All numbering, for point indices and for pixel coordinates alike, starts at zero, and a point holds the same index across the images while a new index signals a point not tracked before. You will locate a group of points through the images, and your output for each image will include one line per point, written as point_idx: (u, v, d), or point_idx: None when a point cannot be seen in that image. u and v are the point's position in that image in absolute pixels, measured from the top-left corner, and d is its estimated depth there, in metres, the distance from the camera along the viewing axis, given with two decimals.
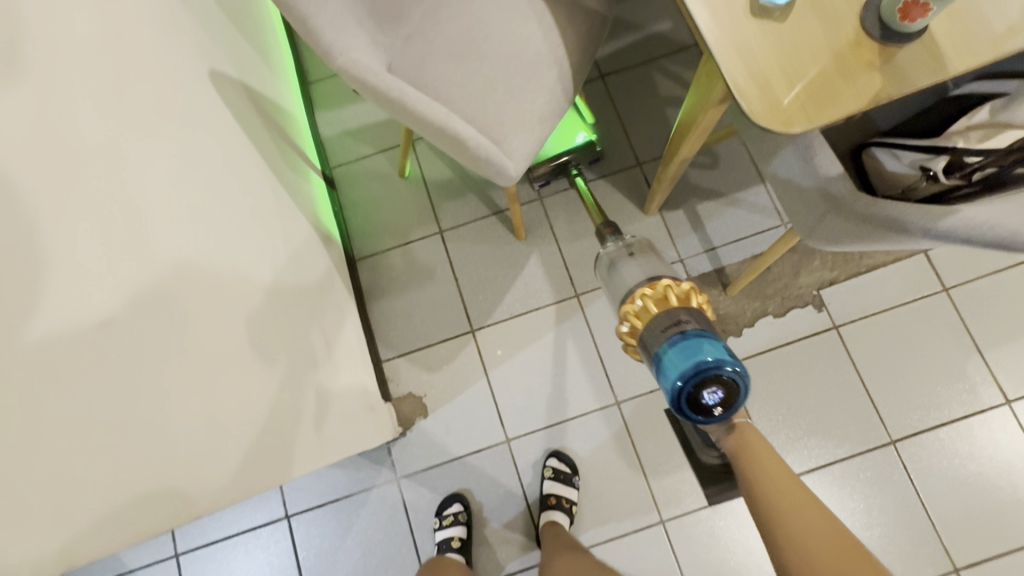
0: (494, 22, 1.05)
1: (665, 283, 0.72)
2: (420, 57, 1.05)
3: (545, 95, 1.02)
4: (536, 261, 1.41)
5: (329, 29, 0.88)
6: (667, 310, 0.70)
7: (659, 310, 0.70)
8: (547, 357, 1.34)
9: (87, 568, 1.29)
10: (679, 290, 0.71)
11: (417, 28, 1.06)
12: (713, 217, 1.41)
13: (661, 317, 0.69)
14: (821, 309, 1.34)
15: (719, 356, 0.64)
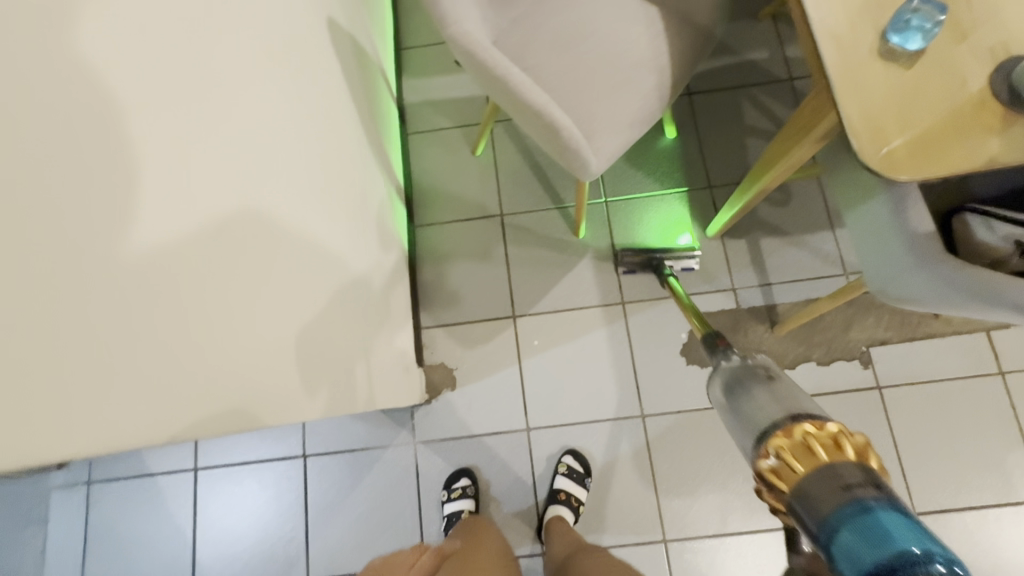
0: (604, 21, 1.06)
1: (808, 427, 0.56)
2: (524, 42, 1.06)
3: (640, 100, 1.03)
4: (588, 262, 1.41)
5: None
6: (827, 465, 0.51)
7: (813, 462, 0.52)
8: (582, 356, 1.36)
9: (115, 462, 1.37)
10: (821, 433, 0.54)
11: (528, 13, 1.08)
12: (774, 254, 1.39)
13: (821, 472, 0.50)
14: (867, 366, 1.31)
15: (924, 541, 0.43)
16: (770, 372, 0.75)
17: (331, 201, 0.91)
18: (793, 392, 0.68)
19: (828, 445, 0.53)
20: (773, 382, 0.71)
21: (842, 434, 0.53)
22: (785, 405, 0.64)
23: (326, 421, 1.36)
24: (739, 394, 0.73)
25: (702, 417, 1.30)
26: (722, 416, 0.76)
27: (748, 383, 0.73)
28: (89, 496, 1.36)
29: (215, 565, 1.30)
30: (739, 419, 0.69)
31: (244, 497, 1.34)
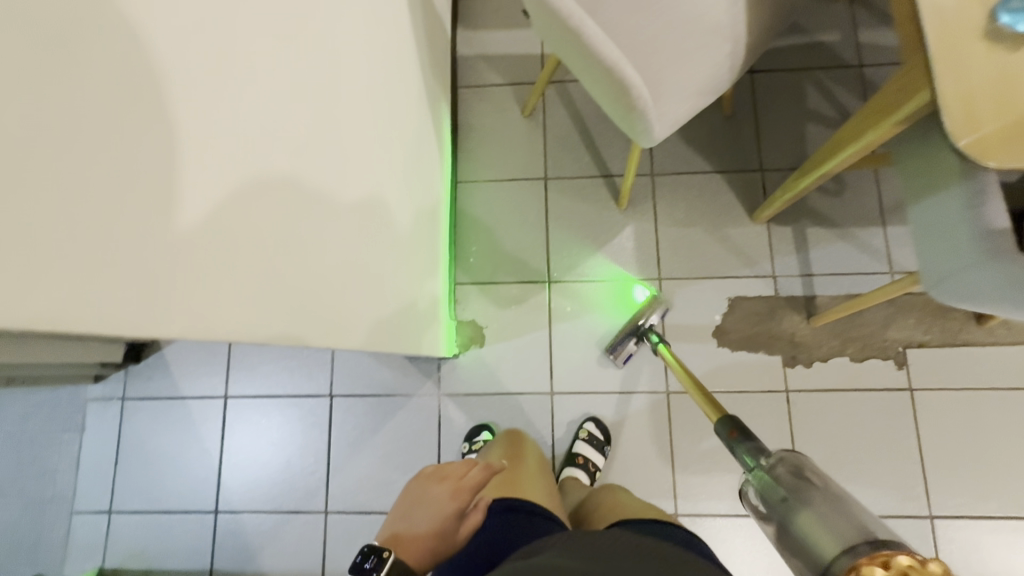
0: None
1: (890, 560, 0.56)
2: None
3: (711, 68, 0.99)
4: (630, 234, 1.40)
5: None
6: None
7: None
8: (612, 327, 1.36)
9: (150, 382, 1.41)
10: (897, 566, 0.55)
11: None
12: (820, 244, 1.36)
13: None
14: (901, 367, 1.30)
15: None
16: (803, 480, 0.76)
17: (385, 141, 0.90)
18: (840, 511, 0.69)
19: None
20: (821, 499, 0.72)
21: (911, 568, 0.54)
22: (838, 537, 0.66)
23: (355, 364, 1.39)
24: (783, 513, 0.74)
25: (726, 399, 1.31)
26: (778, 537, 0.75)
27: (787, 505, 0.74)
28: (124, 410, 1.41)
29: (238, 489, 1.35)
30: (800, 548, 0.70)
31: (270, 428, 1.38)
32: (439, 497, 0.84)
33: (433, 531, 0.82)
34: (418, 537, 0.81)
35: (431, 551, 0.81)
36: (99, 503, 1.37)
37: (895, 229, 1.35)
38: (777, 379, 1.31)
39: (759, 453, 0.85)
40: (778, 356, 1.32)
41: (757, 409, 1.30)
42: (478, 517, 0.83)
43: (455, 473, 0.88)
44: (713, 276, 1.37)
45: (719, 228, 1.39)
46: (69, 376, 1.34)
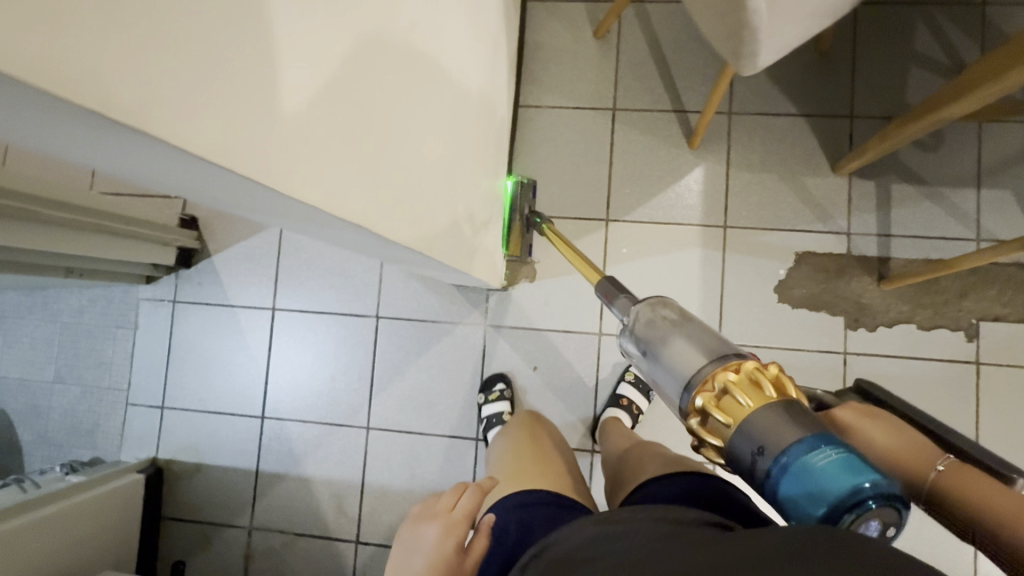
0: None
1: (741, 366, 0.54)
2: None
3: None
4: (697, 176, 1.32)
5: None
6: (766, 403, 0.50)
7: (756, 403, 0.50)
8: (669, 273, 1.31)
9: (199, 288, 1.43)
10: (744, 371, 0.54)
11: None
12: (904, 203, 1.27)
13: (767, 412, 0.49)
14: (971, 340, 1.23)
15: (868, 472, 0.45)
16: (666, 309, 0.65)
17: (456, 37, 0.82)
18: (702, 329, 0.61)
19: (748, 384, 0.52)
20: (684, 326, 0.61)
21: (759, 372, 0.53)
22: (701, 352, 0.58)
23: (403, 286, 1.38)
24: (649, 347, 0.63)
25: (779, 355, 1.27)
26: (637, 367, 0.67)
27: (654, 337, 0.63)
28: (175, 312, 1.44)
29: (285, 398, 1.39)
30: (667, 375, 0.60)
31: (316, 343, 1.39)
32: (427, 541, 0.67)
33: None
34: None
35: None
36: (152, 398, 1.42)
37: (991, 193, 1.25)
38: (836, 341, 1.26)
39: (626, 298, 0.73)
40: (840, 317, 1.27)
41: (810, 369, 1.27)
42: (481, 545, 0.67)
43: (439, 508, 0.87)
44: (781, 228, 1.29)
45: (796, 177, 1.30)
46: (124, 273, 1.37)
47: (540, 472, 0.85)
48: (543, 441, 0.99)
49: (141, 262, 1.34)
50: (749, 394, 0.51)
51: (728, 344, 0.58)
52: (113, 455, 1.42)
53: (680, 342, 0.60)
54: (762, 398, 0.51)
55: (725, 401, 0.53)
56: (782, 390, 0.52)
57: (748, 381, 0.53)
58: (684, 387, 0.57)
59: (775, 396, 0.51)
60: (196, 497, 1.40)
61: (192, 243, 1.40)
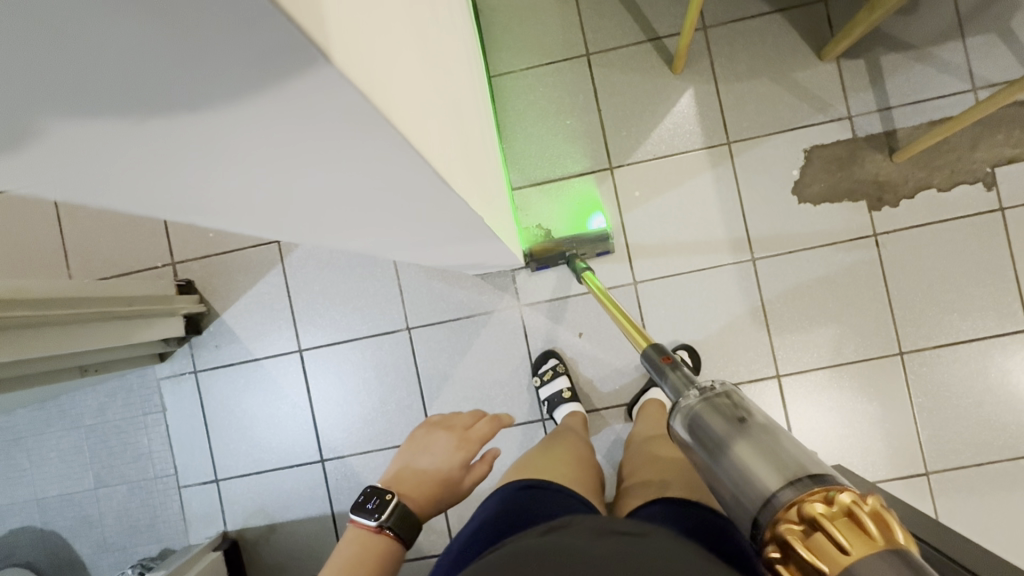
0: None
1: (846, 495, 0.44)
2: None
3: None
4: (689, 100, 1.29)
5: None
6: (877, 551, 0.41)
7: (867, 545, 0.41)
8: (687, 204, 1.29)
9: (217, 351, 1.36)
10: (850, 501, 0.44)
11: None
12: (896, 73, 1.25)
13: (875, 564, 0.40)
14: (991, 188, 1.25)
15: None
16: (736, 404, 0.58)
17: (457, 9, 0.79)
18: (777, 438, 0.53)
19: (845, 524, 0.43)
20: (756, 430, 0.54)
21: (857, 506, 0.43)
22: (773, 466, 0.50)
23: (426, 291, 1.33)
24: (708, 443, 0.56)
25: (815, 254, 1.27)
26: (692, 459, 0.60)
27: (715, 434, 0.56)
28: (200, 382, 1.37)
29: (340, 433, 1.35)
30: (727, 484, 0.53)
31: (354, 372, 1.35)
32: (445, 447, 0.87)
33: (434, 477, 0.85)
34: (421, 480, 0.84)
35: (431, 499, 0.83)
36: (204, 473, 1.37)
37: (976, 39, 1.24)
38: (864, 226, 1.26)
39: (686, 379, 0.67)
40: (863, 201, 1.26)
41: (846, 259, 1.27)
42: (479, 470, 0.86)
43: (458, 425, 0.91)
44: (786, 129, 1.27)
45: (786, 74, 1.27)
46: (137, 356, 1.29)
47: (562, 468, 0.81)
48: (572, 442, 0.93)
49: (152, 340, 1.26)
50: (850, 538, 0.42)
51: (800, 463, 0.50)
52: (182, 542, 1.37)
53: (754, 453, 0.52)
54: (866, 544, 0.41)
55: (813, 539, 0.43)
56: (888, 533, 0.42)
57: (844, 517, 0.43)
58: (754, 509, 0.49)
59: (884, 542, 0.41)
60: (279, 557, 1.36)
61: (197, 307, 1.33)
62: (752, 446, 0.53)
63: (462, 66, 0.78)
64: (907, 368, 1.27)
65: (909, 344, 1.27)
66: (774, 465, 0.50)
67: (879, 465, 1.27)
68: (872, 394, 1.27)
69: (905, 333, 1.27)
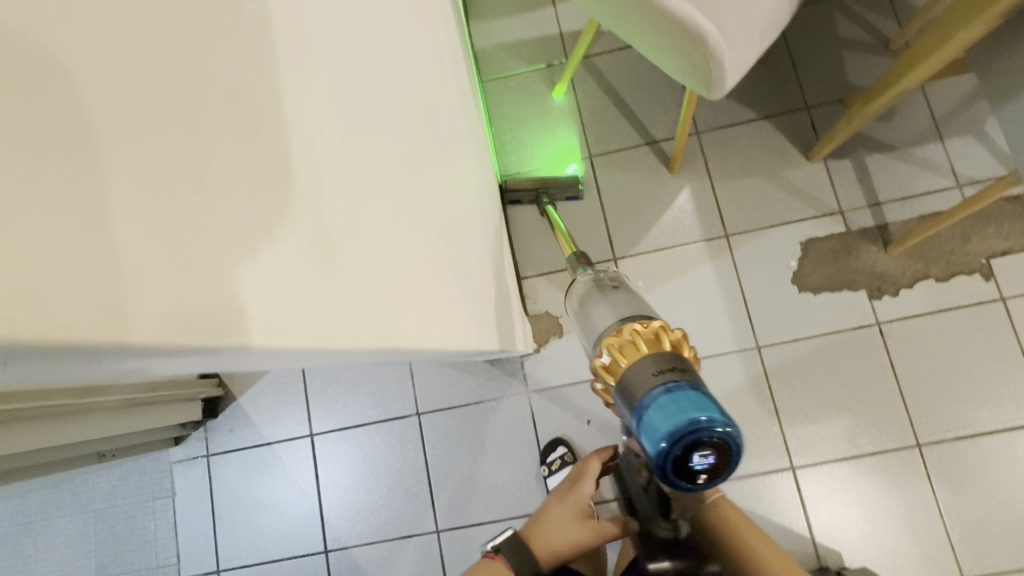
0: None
1: (656, 322, 0.68)
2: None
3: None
4: (688, 196, 1.37)
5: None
6: (655, 353, 0.65)
7: (650, 352, 0.65)
8: (689, 293, 1.33)
9: (231, 435, 1.39)
10: (654, 327, 0.67)
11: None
12: (882, 171, 1.33)
13: (651, 361, 0.64)
14: (990, 279, 1.27)
15: (707, 411, 0.60)
16: (614, 282, 0.82)
17: (461, 135, 0.89)
18: (633, 300, 0.77)
19: (648, 337, 0.66)
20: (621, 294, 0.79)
21: (659, 328, 0.67)
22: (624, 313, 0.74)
23: (436, 377, 1.36)
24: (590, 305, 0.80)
25: (819, 342, 1.29)
26: (578, 320, 0.83)
27: (594, 296, 0.80)
28: (211, 467, 1.38)
29: (345, 523, 1.33)
30: (591, 327, 0.78)
31: (364, 458, 1.35)
32: None
33: None
34: None
35: None
36: (206, 563, 1.34)
37: (954, 141, 1.33)
38: (866, 316, 1.29)
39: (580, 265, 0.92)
40: (863, 291, 1.30)
41: (851, 348, 1.28)
42: None
43: None
44: (781, 222, 1.34)
45: (777, 173, 1.36)
46: (153, 440, 1.33)
47: None
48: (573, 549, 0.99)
49: (169, 425, 1.30)
50: (647, 346, 0.66)
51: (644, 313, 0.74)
52: None
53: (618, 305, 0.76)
54: (655, 347, 0.65)
55: (626, 345, 0.67)
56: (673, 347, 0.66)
57: (650, 334, 0.67)
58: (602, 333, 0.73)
59: (667, 349, 0.66)
60: None
61: (216, 391, 1.37)
62: (617, 305, 0.76)
63: (468, 183, 0.87)
64: (927, 462, 1.23)
65: (926, 437, 1.24)
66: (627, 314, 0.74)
67: (909, 569, 1.20)
68: (894, 488, 1.23)
69: (921, 424, 1.24)
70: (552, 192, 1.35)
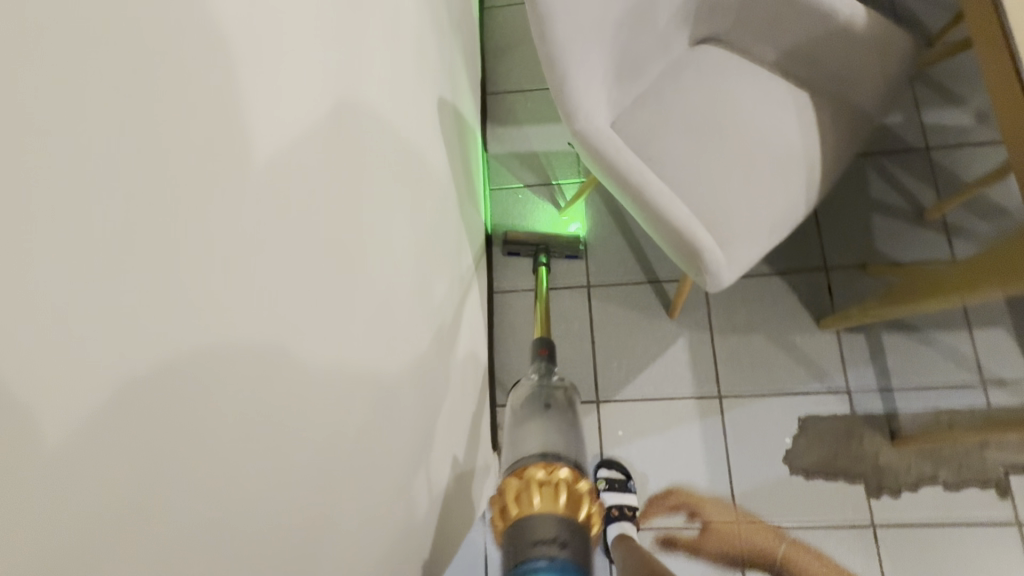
0: (750, 88, 0.93)
1: (562, 474, 0.60)
2: (647, 110, 0.94)
3: (797, 190, 0.89)
4: (684, 346, 1.29)
5: (583, 88, 0.81)
6: (548, 512, 0.57)
7: (542, 509, 0.57)
8: (671, 452, 1.24)
9: None
10: (558, 477, 0.59)
11: (651, 87, 0.95)
12: (898, 353, 1.23)
13: (540, 520, 0.57)
14: (1005, 495, 1.15)
15: None
16: (556, 396, 0.82)
17: (435, 305, 0.85)
18: (564, 426, 0.75)
19: (548, 490, 0.59)
20: (557, 420, 0.76)
21: (562, 483, 0.59)
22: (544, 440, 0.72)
23: None
24: (523, 415, 0.79)
25: (805, 536, 1.17)
26: (509, 418, 0.82)
27: (532, 406, 0.80)
28: None
29: None
30: (512, 438, 0.76)
31: None
32: None
33: None
34: None
35: None
36: None
37: (983, 333, 1.22)
38: (862, 512, 1.17)
39: (548, 370, 0.91)
40: (861, 483, 1.18)
41: (841, 547, 1.16)
42: None
43: None
44: (779, 392, 1.25)
45: (783, 335, 1.27)
46: None
47: None
48: None
49: None
50: (543, 498, 0.58)
51: (562, 448, 0.70)
52: None
53: (546, 427, 0.74)
54: (551, 506, 0.57)
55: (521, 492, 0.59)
56: (573, 509, 0.58)
57: (550, 486, 0.59)
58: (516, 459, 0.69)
59: (564, 510, 0.57)
60: None
61: None
62: (544, 426, 0.75)
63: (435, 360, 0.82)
64: None
65: None
66: (544, 441, 0.71)
67: None
68: None
69: None
70: (553, 250, 1.34)
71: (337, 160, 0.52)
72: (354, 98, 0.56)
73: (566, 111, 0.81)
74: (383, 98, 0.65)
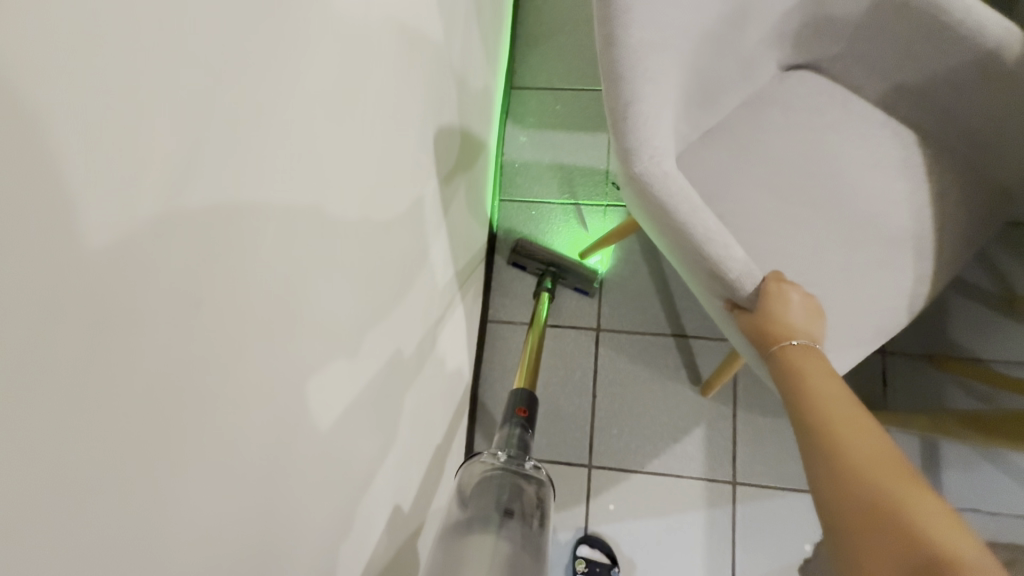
0: (842, 138, 0.77)
1: None
2: (714, 147, 0.76)
3: (886, 280, 0.72)
4: (699, 419, 1.11)
5: (654, 117, 0.60)
6: None
7: None
8: (666, 540, 1.06)
9: None
10: None
11: (714, 121, 0.77)
12: (956, 466, 1.03)
13: None
14: None
15: None
16: (524, 496, 0.59)
17: (386, 362, 0.67)
18: (527, 555, 0.51)
19: None
20: (521, 526, 0.54)
21: None
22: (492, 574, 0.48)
23: None
24: (472, 515, 0.55)
25: None
26: (449, 515, 0.57)
27: (487, 503, 0.56)
28: None
29: None
30: (448, 552, 0.51)
31: None
32: None
33: None
34: None
35: None
36: None
37: None
38: None
39: (519, 455, 0.70)
40: None
41: None
42: None
43: None
44: (803, 488, 1.06)
45: None
46: None
47: None
48: None
49: None
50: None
51: None
52: None
53: (506, 548, 0.51)
54: None
55: None
56: None
57: None
58: None
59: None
60: None
61: None
62: (497, 545, 0.51)
63: (374, 433, 0.65)
64: None
65: None
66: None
67: None
68: None
69: None
70: (564, 275, 1.12)
71: (213, 202, 0.33)
72: (268, 110, 0.38)
73: (626, 147, 0.61)
74: (329, 104, 0.46)
